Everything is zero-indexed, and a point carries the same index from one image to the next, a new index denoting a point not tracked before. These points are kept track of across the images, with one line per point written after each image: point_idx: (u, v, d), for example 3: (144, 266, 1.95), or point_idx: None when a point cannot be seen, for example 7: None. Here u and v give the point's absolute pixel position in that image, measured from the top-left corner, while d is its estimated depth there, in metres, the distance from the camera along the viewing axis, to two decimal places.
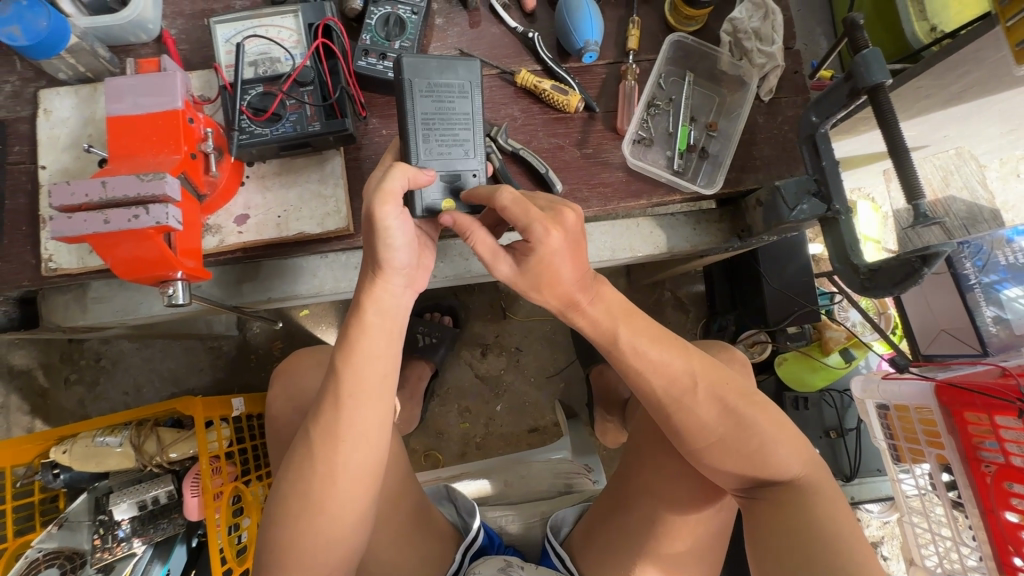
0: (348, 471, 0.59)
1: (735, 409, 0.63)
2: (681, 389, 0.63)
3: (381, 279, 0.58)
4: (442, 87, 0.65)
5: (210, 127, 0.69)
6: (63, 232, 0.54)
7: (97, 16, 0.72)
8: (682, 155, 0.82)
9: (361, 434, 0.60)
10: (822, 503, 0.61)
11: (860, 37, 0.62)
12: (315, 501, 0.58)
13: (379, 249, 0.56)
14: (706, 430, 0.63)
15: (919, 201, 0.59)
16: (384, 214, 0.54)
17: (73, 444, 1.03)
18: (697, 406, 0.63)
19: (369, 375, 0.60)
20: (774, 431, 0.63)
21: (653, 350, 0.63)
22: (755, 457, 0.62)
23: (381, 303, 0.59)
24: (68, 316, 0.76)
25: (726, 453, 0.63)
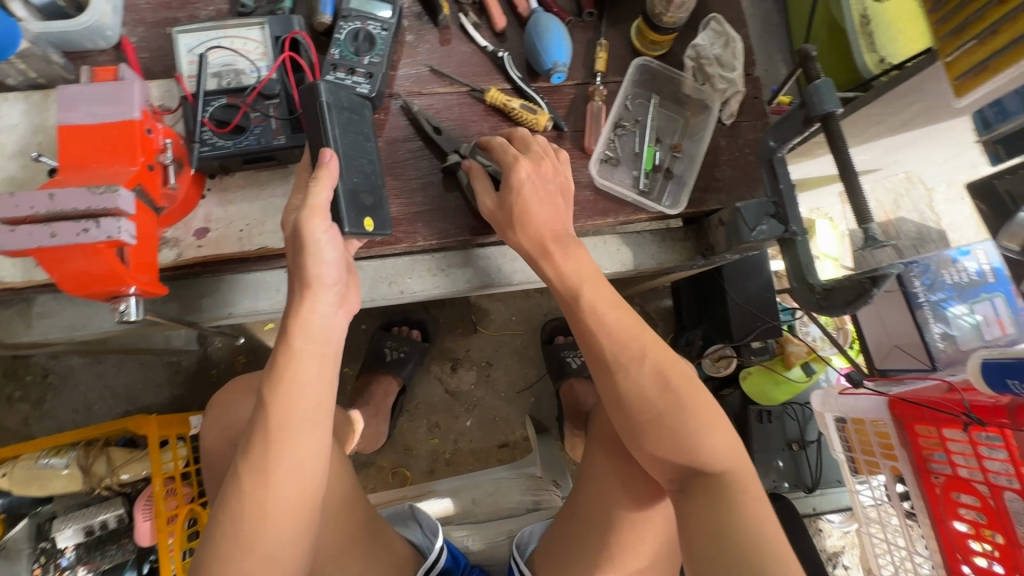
0: (282, 503, 0.57)
1: (676, 390, 0.63)
2: (630, 354, 0.64)
3: (310, 297, 0.59)
4: (352, 116, 0.67)
5: (169, 138, 0.67)
6: (5, 245, 0.52)
7: (52, 21, 0.70)
8: (647, 175, 0.83)
9: (293, 465, 0.58)
10: (743, 499, 0.58)
11: (812, 68, 0.66)
12: (244, 537, 0.56)
13: (310, 267, 0.59)
14: (645, 405, 0.63)
15: (869, 224, 0.62)
16: (314, 229, 0.58)
17: (14, 467, 0.97)
18: (641, 376, 0.63)
19: (301, 403, 0.59)
20: (703, 425, 0.61)
21: (611, 316, 0.66)
22: (684, 439, 0.61)
23: (309, 326, 0.60)
24: (10, 332, 0.72)
25: (659, 436, 0.62)
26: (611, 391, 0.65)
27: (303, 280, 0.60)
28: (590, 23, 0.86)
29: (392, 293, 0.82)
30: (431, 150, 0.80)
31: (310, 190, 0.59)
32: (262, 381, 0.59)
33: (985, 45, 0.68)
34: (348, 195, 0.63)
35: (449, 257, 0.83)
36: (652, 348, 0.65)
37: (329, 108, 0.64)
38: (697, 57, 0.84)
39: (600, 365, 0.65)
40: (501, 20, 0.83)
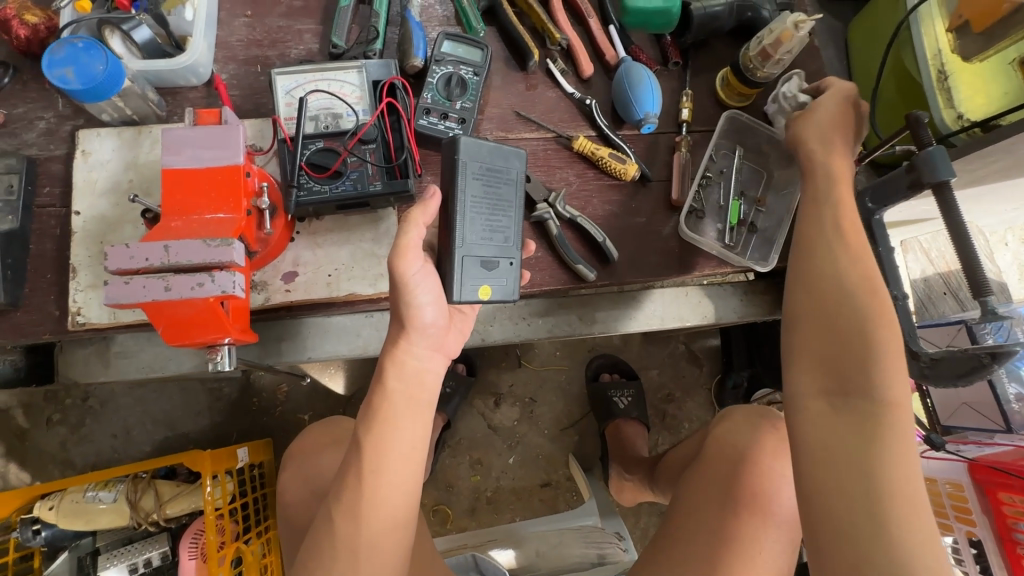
0: (372, 549, 0.56)
1: (860, 297, 0.55)
2: (854, 253, 0.58)
3: (407, 339, 0.59)
4: (494, 171, 0.63)
5: (265, 181, 0.66)
6: (118, 297, 0.50)
7: (150, 58, 0.69)
8: (732, 229, 0.81)
9: (382, 509, 0.57)
10: (896, 454, 0.49)
11: (924, 134, 0.65)
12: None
13: (405, 306, 0.59)
14: (856, 288, 0.56)
15: (988, 297, 0.61)
16: (407, 265, 0.56)
17: (61, 501, 0.95)
18: (848, 269, 0.57)
19: (394, 445, 0.57)
20: (888, 344, 0.53)
21: (853, 241, 0.59)
22: (852, 344, 0.53)
23: (404, 369, 0.59)
24: (87, 371, 0.70)
25: (823, 327, 0.55)
26: (818, 262, 0.58)
27: (401, 321, 0.59)
28: (675, 73, 0.86)
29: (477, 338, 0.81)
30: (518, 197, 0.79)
31: (400, 229, 0.58)
32: (357, 423, 0.59)
33: None
34: (466, 261, 0.61)
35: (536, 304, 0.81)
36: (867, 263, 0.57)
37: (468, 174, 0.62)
38: (779, 97, 0.80)
39: (808, 243, 0.60)
40: (589, 67, 0.82)
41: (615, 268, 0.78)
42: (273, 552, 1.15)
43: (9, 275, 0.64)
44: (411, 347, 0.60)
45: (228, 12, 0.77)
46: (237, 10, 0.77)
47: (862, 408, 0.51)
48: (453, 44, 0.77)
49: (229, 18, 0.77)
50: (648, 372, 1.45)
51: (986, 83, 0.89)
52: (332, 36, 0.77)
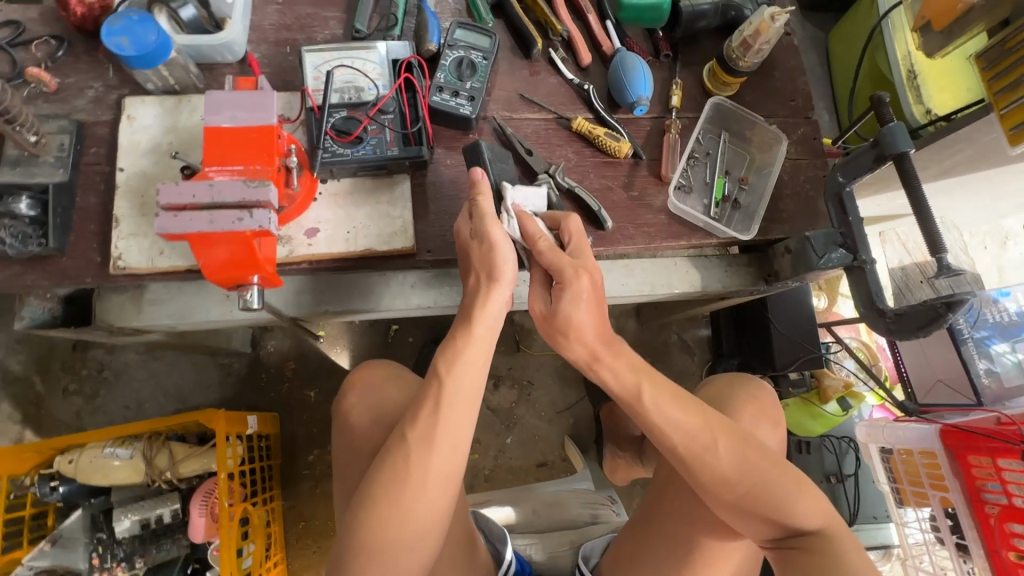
0: (440, 473, 0.59)
1: (757, 462, 0.68)
2: (701, 443, 0.68)
3: (495, 289, 0.65)
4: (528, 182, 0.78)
5: (293, 144, 0.73)
6: (168, 228, 0.57)
7: (191, 35, 0.77)
8: (717, 204, 0.89)
9: (452, 438, 0.60)
10: (849, 553, 0.65)
11: (885, 112, 0.73)
12: (400, 502, 0.58)
13: (495, 263, 0.64)
14: (733, 483, 0.67)
15: (943, 254, 0.67)
16: (495, 231, 0.64)
17: (80, 455, 0.99)
18: (719, 462, 0.67)
19: (467, 382, 0.62)
20: (792, 489, 0.67)
21: (674, 409, 0.70)
22: (776, 513, 0.67)
23: (489, 317, 0.65)
24: (121, 317, 0.76)
25: (746, 512, 0.67)
26: (679, 444, 0.69)
27: (491, 272, 0.65)
28: (666, 64, 0.94)
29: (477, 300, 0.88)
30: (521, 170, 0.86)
31: (477, 203, 0.66)
32: (436, 356, 0.63)
33: None
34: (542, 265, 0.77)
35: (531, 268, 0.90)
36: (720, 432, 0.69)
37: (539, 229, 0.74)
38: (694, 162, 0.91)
39: (684, 462, 0.69)
40: (587, 56, 0.90)
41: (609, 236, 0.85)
42: (276, 520, 1.19)
43: (58, 222, 0.71)
44: (499, 297, 0.65)
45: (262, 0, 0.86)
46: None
47: (806, 544, 0.66)
48: (465, 32, 0.85)
49: (263, 4, 0.85)
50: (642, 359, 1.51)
51: (952, 81, 1.02)
52: (355, 22, 0.85)
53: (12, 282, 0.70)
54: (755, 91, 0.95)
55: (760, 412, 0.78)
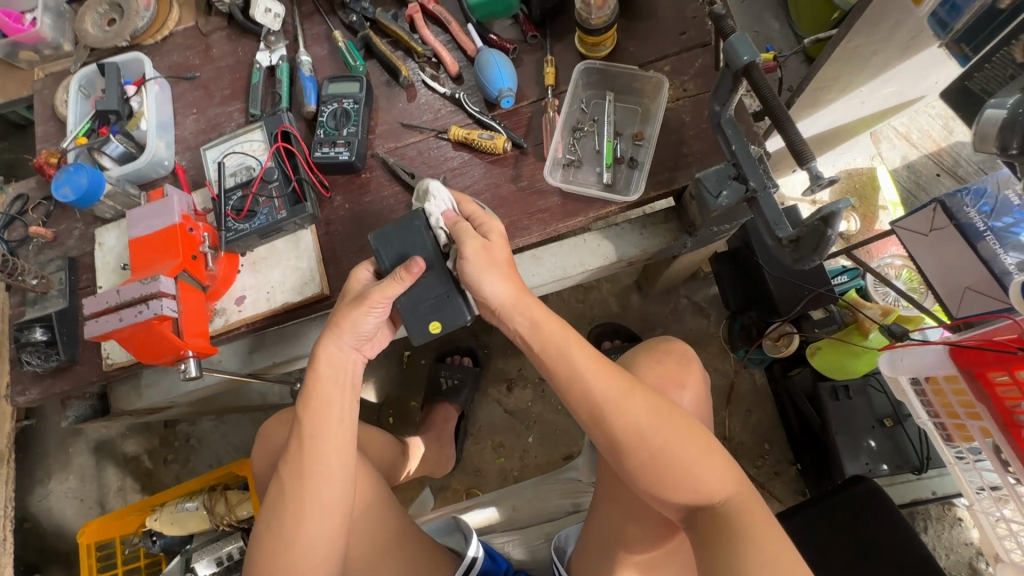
0: (316, 504, 0.66)
1: (666, 428, 0.65)
2: (617, 399, 0.67)
3: (335, 336, 0.70)
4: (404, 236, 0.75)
5: (207, 231, 0.85)
6: (93, 332, 0.72)
7: (126, 165, 0.94)
8: (610, 168, 0.86)
9: (322, 472, 0.67)
10: (749, 525, 0.59)
11: (725, 25, 0.67)
12: (292, 539, 0.65)
13: (343, 315, 0.70)
14: (644, 441, 0.65)
15: (807, 164, 0.59)
16: (371, 305, 0.69)
17: (162, 512, 1.22)
18: (629, 422, 0.66)
19: (322, 417, 0.69)
20: (702, 455, 0.65)
21: (593, 367, 0.69)
22: (681, 479, 0.63)
23: (332, 356, 0.70)
24: (130, 400, 0.95)
25: (656, 475, 0.64)
26: (598, 398, 0.67)
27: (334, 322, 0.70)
28: (537, 44, 0.93)
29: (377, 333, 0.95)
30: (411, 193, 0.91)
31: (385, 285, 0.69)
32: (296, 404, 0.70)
33: None
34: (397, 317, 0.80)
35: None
36: (639, 395, 0.68)
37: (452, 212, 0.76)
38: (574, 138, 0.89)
39: (597, 417, 0.67)
40: (454, 66, 0.92)
41: (502, 233, 0.86)
42: None
43: (65, 339, 0.91)
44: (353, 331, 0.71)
45: (181, 115, 1.01)
46: (187, 111, 1.01)
47: (716, 515, 0.61)
48: (336, 85, 0.93)
49: (182, 118, 1.00)
50: (654, 331, 1.44)
51: None
52: (250, 108, 0.97)
53: (48, 392, 0.91)
54: (637, 39, 0.90)
55: (676, 378, 0.80)
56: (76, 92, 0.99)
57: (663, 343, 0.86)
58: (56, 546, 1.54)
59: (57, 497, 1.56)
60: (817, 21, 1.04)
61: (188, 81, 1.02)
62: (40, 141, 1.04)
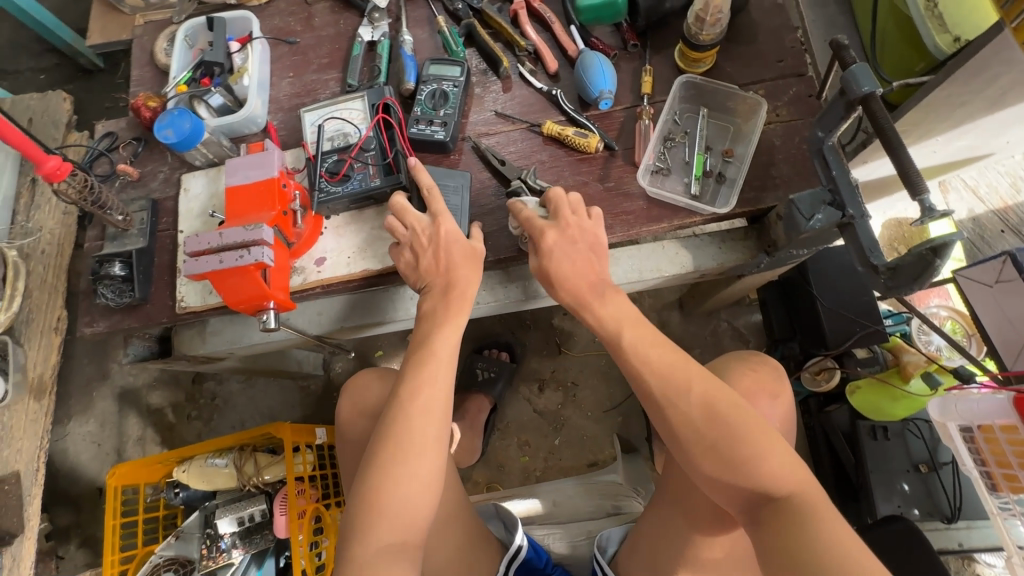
0: (429, 427, 0.70)
1: (723, 416, 0.67)
2: (675, 388, 0.71)
3: (464, 271, 0.81)
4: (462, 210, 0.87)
5: (299, 190, 0.87)
6: (192, 270, 0.72)
7: (222, 116, 0.96)
8: (698, 180, 0.88)
9: (441, 411, 0.72)
10: (816, 515, 0.58)
11: (846, 55, 0.68)
12: (399, 456, 0.68)
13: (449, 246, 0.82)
14: (692, 426, 0.68)
15: (923, 196, 0.60)
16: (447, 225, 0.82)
17: (190, 465, 1.22)
18: (686, 405, 0.69)
19: (432, 383, 0.73)
20: (761, 444, 0.65)
21: (653, 351, 0.74)
22: (739, 466, 0.63)
23: (458, 293, 0.81)
24: (192, 345, 0.96)
25: (716, 459, 0.65)
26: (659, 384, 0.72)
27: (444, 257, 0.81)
28: (636, 54, 0.96)
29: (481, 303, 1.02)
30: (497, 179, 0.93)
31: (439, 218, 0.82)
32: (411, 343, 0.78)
33: None
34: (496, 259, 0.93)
35: (510, 273, 1.02)
36: (698, 380, 0.71)
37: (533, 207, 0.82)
38: (666, 147, 0.91)
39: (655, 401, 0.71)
40: (554, 63, 0.95)
41: None
42: None
43: (141, 277, 0.92)
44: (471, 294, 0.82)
45: (278, 76, 1.03)
46: (283, 73, 1.03)
47: (781, 505, 0.61)
48: (437, 67, 0.95)
49: (278, 79, 1.03)
50: (692, 351, 1.45)
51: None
52: (348, 78, 1.00)
53: (116, 327, 0.92)
54: (735, 60, 0.93)
55: (758, 383, 0.83)
56: (181, 42, 1.01)
57: (753, 356, 0.89)
58: (68, 488, 1.54)
59: (75, 440, 1.56)
60: (902, 68, 1.06)
61: (288, 46, 1.05)
62: (134, 84, 1.07)
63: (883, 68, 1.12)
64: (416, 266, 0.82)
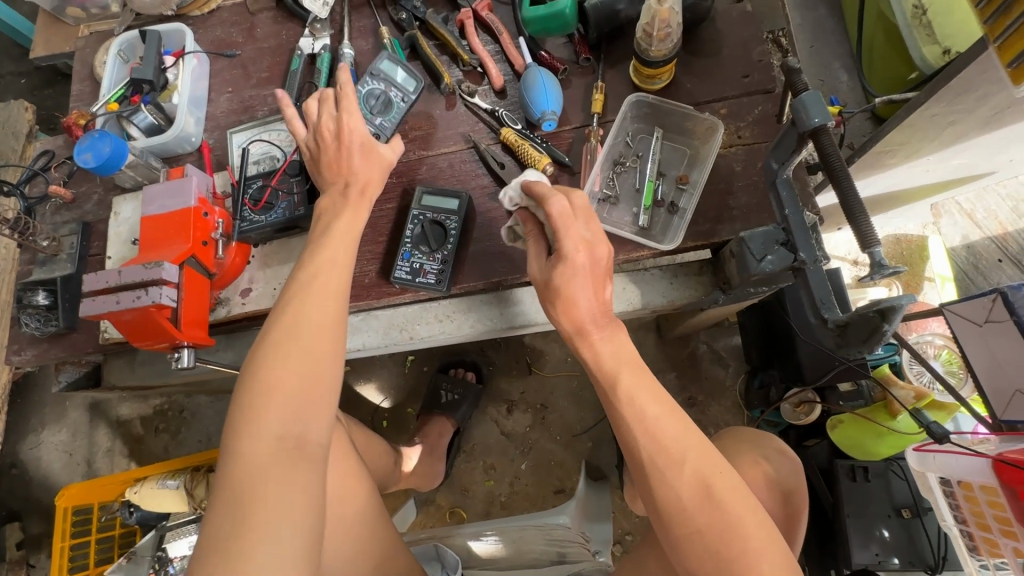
0: (311, 331, 0.64)
1: (718, 501, 0.61)
2: (668, 458, 0.62)
3: (372, 178, 0.77)
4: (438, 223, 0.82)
5: (221, 218, 0.82)
6: (88, 310, 0.68)
7: (152, 137, 0.92)
8: (648, 211, 0.81)
9: (326, 317, 0.66)
10: None
11: (797, 80, 0.60)
12: (277, 368, 0.61)
13: (351, 151, 0.78)
14: (686, 515, 0.61)
15: (872, 248, 0.53)
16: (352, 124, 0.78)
17: (142, 487, 1.19)
18: (680, 481, 0.62)
19: (318, 304, 0.66)
20: (757, 543, 0.60)
21: (652, 406, 0.65)
22: (728, 567, 0.59)
23: (368, 187, 0.77)
24: (120, 375, 0.92)
25: (701, 553, 0.61)
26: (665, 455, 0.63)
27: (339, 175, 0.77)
28: (589, 68, 0.88)
29: (422, 337, 0.90)
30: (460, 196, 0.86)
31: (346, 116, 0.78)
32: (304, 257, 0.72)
33: None
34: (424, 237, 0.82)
35: (451, 305, 0.90)
36: (694, 454, 0.63)
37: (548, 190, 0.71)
38: (614, 172, 0.84)
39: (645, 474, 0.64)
40: (499, 79, 0.88)
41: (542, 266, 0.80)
42: None
43: (66, 306, 0.89)
44: (372, 193, 0.77)
45: (216, 92, 0.98)
46: (222, 88, 0.98)
47: None
48: (388, 64, 0.89)
49: (216, 95, 0.98)
50: (667, 374, 1.37)
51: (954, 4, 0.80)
52: (285, 94, 0.94)
53: (43, 356, 0.89)
54: (695, 75, 0.84)
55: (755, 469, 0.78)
56: (114, 56, 0.97)
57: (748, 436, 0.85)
58: (40, 496, 1.55)
59: (48, 448, 1.58)
60: (890, 80, 0.96)
61: (228, 59, 1.00)
62: (73, 100, 1.03)
63: (872, 79, 1.02)
64: (319, 161, 0.78)
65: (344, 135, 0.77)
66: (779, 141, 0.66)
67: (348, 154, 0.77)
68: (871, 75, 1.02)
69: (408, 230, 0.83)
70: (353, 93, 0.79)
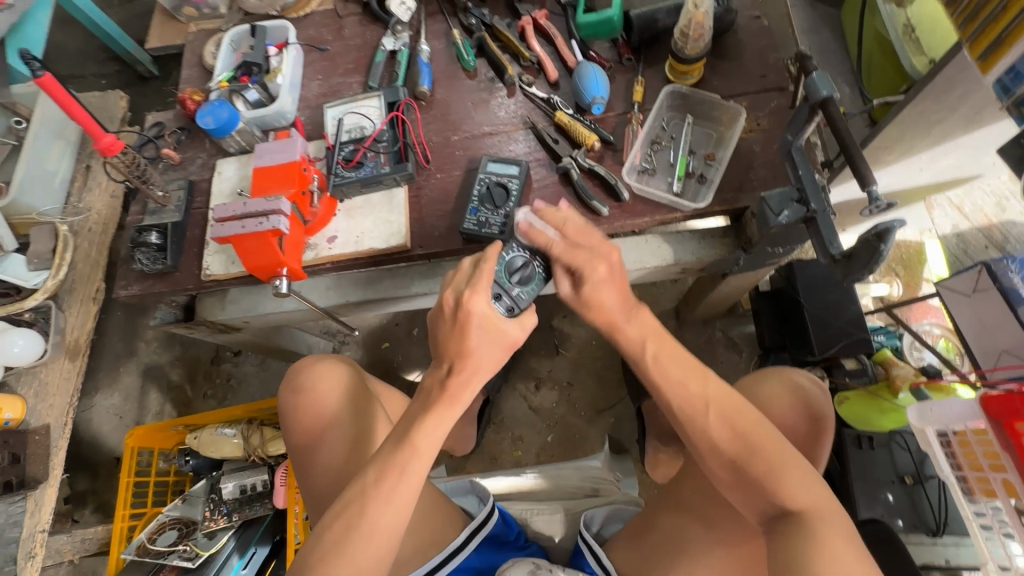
0: (409, 479, 0.70)
1: (747, 438, 0.70)
2: (693, 406, 0.73)
3: (486, 326, 0.72)
4: (501, 185, 0.96)
5: (317, 174, 0.97)
6: (218, 233, 0.84)
7: (256, 110, 1.08)
8: (681, 180, 0.95)
9: (417, 473, 0.71)
10: (825, 535, 0.64)
11: (809, 64, 0.75)
12: (366, 510, 0.69)
13: (461, 346, 0.72)
14: (714, 442, 0.72)
15: (871, 187, 0.66)
16: (473, 306, 0.72)
17: (202, 433, 1.30)
18: (708, 424, 0.72)
19: (414, 467, 0.71)
20: (784, 463, 0.69)
21: (675, 371, 0.74)
22: (761, 482, 0.68)
23: (479, 311, 0.72)
24: (213, 311, 1.06)
25: (736, 472, 0.70)
26: (694, 405, 0.73)
27: (460, 353, 0.72)
28: (630, 66, 1.04)
29: None
30: (548, 155, 1.01)
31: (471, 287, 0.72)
32: (415, 404, 0.74)
33: (1001, 18, 0.70)
34: (482, 197, 0.96)
35: None
36: (715, 395, 0.73)
37: (545, 230, 0.79)
38: (652, 150, 0.99)
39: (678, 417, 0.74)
40: (554, 73, 1.04)
41: (604, 222, 0.94)
42: None
43: (173, 248, 1.03)
44: (477, 380, 0.73)
45: (308, 78, 1.15)
46: (313, 76, 1.15)
47: (790, 524, 0.66)
48: (497, 165, 0.98)
49: (308, 81, 1.15)
50: None
51: (937, 22, 0.98)
52: (369, 81, 1.11)
53: (148, 291, 1.02)
54: (721, 75, 1.00)
55: (795, 407, 0.89)
56: (227, 45, 1.15)
57: (774, 376, 0.94)
58: (88, 455, 1.62)
59: (99, 411, 1.66)
60: (886, 89, 1.13)
61: (320, 52, 1.17)
62: (183, 82, 1.20)
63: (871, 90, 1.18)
64: (435, 338, 0.75)
65: (458, 326, 0.72)
66: (794, 118, 0.80)
67: (465, 336, 0.72)
68: (869, 87, 1.18)
69: (475, 190, 0.96)
70: (488, 276, 0.73)
